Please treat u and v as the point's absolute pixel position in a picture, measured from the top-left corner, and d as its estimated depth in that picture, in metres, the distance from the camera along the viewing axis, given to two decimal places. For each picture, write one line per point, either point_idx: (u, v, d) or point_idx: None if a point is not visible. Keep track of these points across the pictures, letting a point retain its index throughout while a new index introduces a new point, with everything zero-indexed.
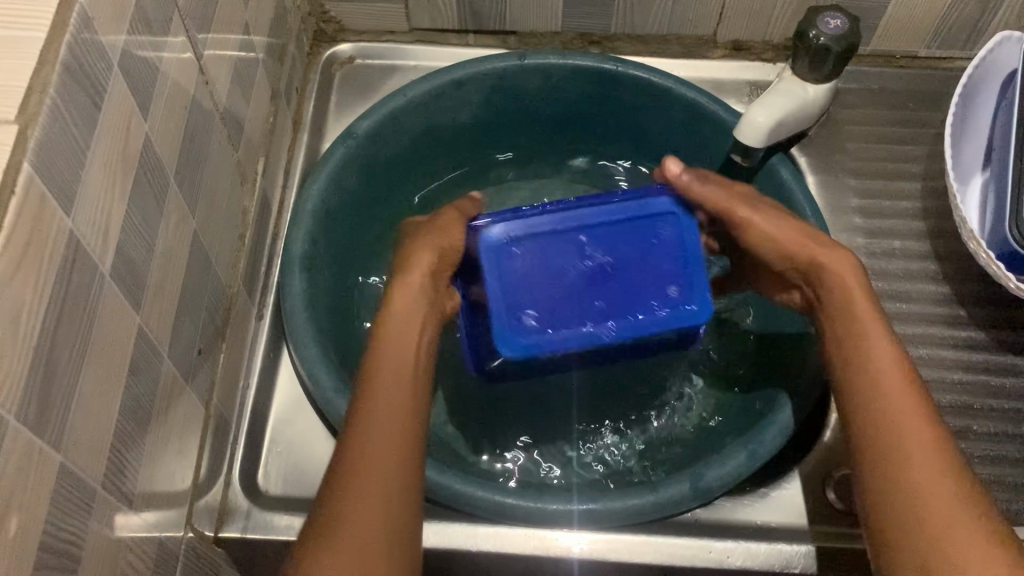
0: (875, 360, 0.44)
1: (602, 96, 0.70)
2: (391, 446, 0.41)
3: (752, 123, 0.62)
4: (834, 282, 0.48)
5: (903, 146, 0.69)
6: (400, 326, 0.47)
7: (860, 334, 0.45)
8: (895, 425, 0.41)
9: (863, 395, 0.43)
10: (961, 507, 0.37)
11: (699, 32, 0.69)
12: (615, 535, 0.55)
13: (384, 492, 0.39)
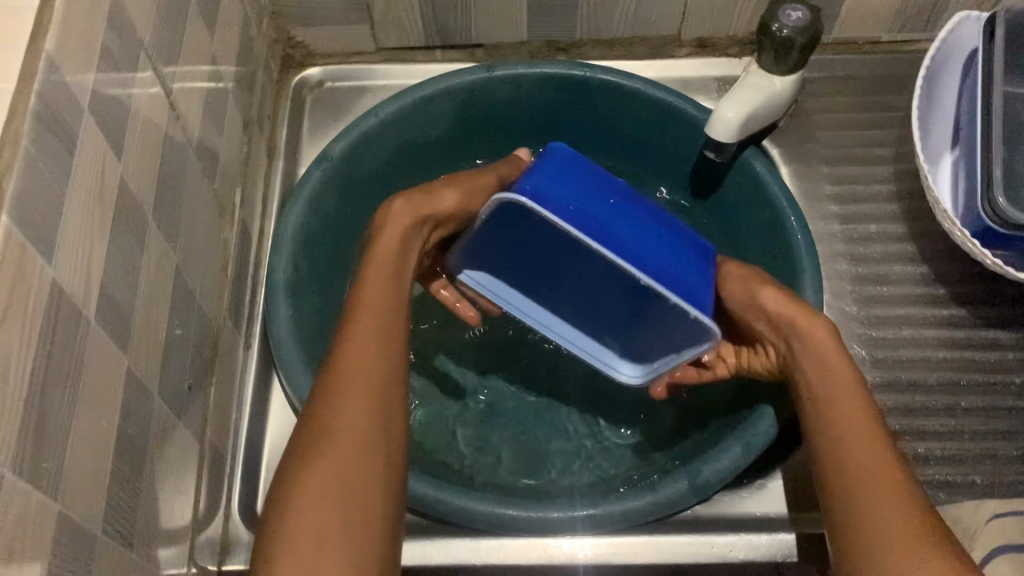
0: (855, 412, 0.45)
1: (573, 101, 0.70)
2: (370, 377, 0.42)
3: (722, 120, 0.63)
4: (813, 346, 0.49)
5: (873, 131, 0.69)
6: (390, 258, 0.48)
7: (830, 396, 0.46)
8: (876, 479, 0.41)
9: (835, 448, 0.44)
10: (928, 548, 0.38)
11: (664, 32, 0.70)
12: (618, 538, 0.55)
13: (363, 419, 0.41)
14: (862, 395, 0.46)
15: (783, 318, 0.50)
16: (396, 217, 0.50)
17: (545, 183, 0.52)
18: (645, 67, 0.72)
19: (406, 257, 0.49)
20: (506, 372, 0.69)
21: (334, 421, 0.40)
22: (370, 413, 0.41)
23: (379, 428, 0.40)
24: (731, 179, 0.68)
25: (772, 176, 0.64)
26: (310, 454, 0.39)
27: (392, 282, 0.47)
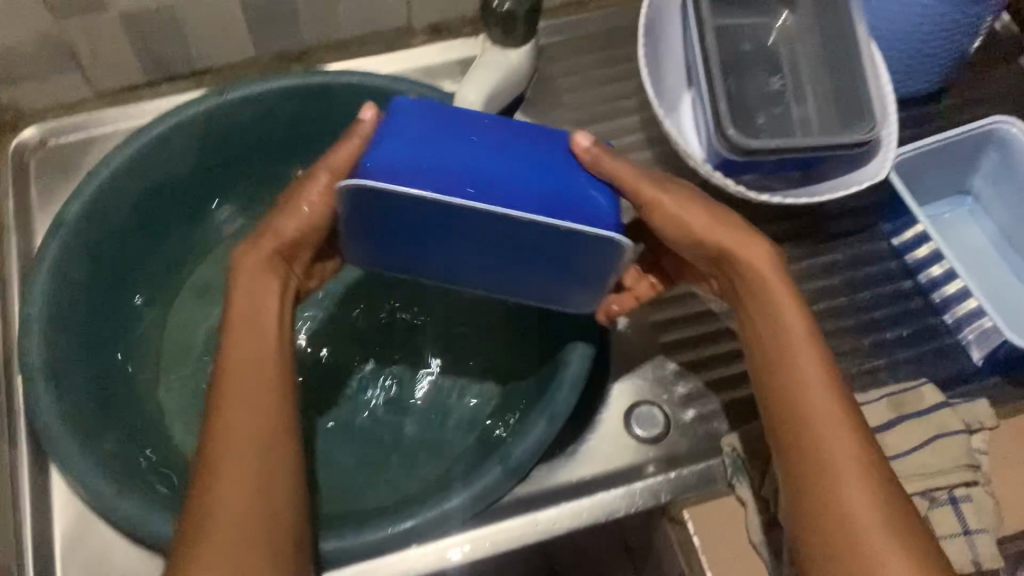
0: (803, 374, 0.43)
1: (320, 108, 0.68)
2: (246, 441, 0.41)
3: (464, 101, 0.62)
4: (760, 285, 0.46)
5: (616, 84, 0.71)
6: (248, 301, 0.45)
7: (785, 357, 0.44)
8: (824, 461, 0.41)
9: (796, 416, 0.43)
10: (900, 528, 0.39)
11: (394, 24, 0.69)
12: (466, 534, 0.56)
13: (246, 488, 0.40)
14: (816, 345, 0.44)
15: (714, 242, 0.47)
16: (242, 266, 0.46)
17: (386, 151, 0.41)
18: (383, 62, 0.71)
19: (260, 308, 0.45)
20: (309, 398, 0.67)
21: (220, 465, 0.41)
22: (250, 460, 0.41)
23: (266, 477, 0.41)
24: None
25: None
26: (199, 511, 0.40)
27: (250, 331, 0.44)
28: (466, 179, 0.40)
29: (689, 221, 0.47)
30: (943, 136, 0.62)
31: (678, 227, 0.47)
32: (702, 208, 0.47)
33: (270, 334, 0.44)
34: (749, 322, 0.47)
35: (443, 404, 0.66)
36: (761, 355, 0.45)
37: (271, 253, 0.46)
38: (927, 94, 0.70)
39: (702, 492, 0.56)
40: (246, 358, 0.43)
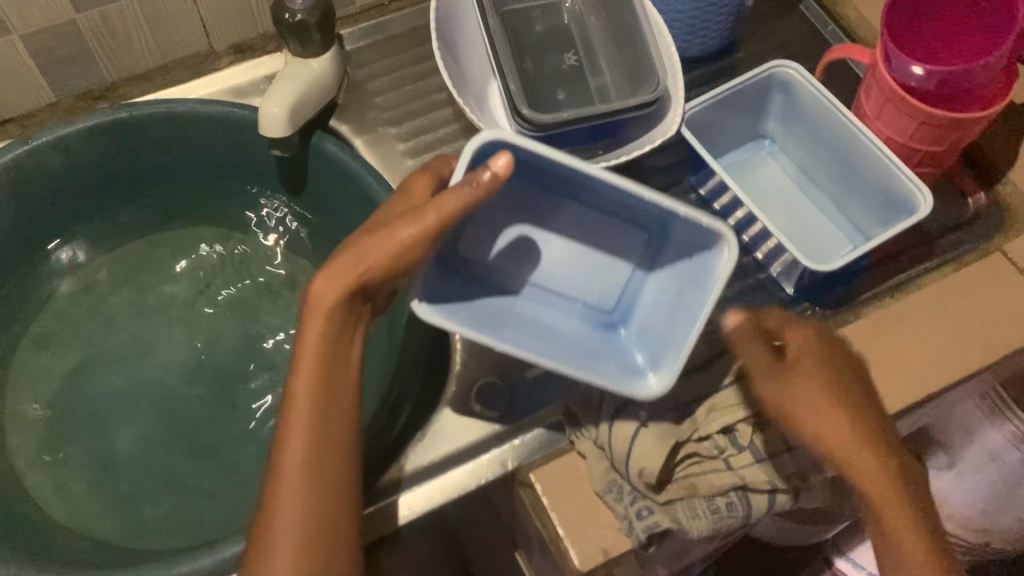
0: (867, 447, 0.49)
1: (134, 145, 0.68)
2: (314, 463, 0.47)
3: (268, 116, 0.63)
4: (796, 398, 0.50)
5: (427, 79, 0.73)
6: (319, 338, 0.47)
7: (892, 538, 0.50)
8: (889, 519, 0.49)
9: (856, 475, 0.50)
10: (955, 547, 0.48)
11: (195, 49, 0.70)
12: None
13: (303, 512, 0.46)
14: (861, 429, 0.49)
15: (833, 452, 0.49)
16: (319, 296, 0.46)
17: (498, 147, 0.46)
18: (192, 87, 0.72)
19: (338, 347, 0.48)
20: (164, 432, 0.67)
21: (282, 484, 0.47)
22: (306, 474, 0.47)
23: (322, 481, 0.47)
24: (311, 167, 0.69)
25: (343, 153, 0.66)
26: (263, 531, 0.47)
27: (334, 349, 0.47)
28: (564, 173, 0.51)
29: (835, 439, 0.49)
30: (726, 87, 0.66)
31: (824, 445, 0.50)
32: (845, 422, 0.49)
33: (342, 361, 0.48)
34: (804, 423, 0.50)
35: None
36: (812, 425, 0.50)
37: (329, 308, 0.46)
38: (718, 49, 0.74)
39: (546, 454, 0.59)
40: (310, 384, 0.47)
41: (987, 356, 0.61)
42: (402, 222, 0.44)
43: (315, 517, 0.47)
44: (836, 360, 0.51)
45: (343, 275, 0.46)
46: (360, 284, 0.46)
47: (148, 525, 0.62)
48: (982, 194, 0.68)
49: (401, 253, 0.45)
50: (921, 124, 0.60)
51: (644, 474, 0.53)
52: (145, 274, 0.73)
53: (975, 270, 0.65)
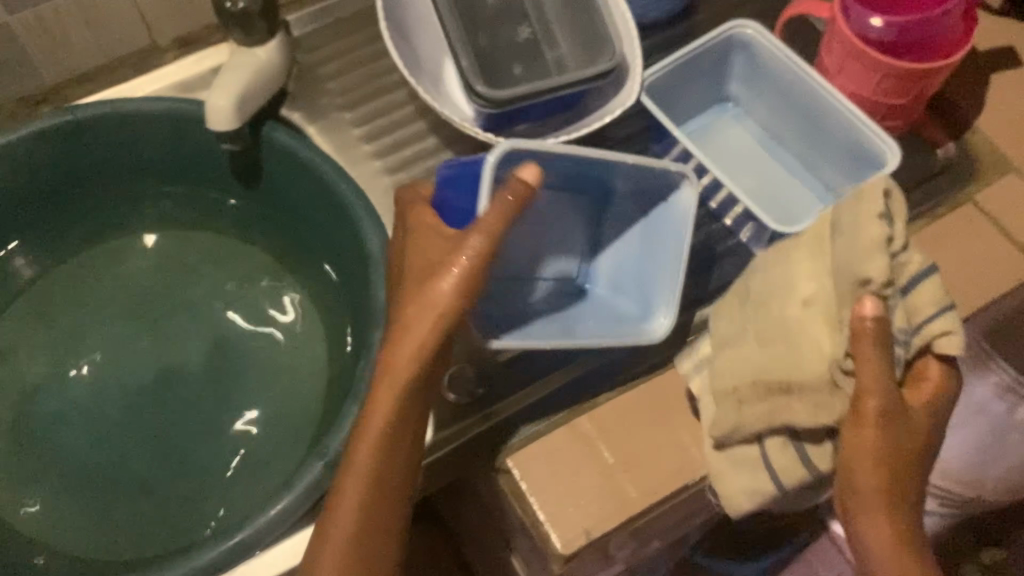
0: (890, 543, 0.45)
1: (80, 147, 0.65)
2: (382, 481, 0.48)
3: (216, 108, 0.61)
4: (852, 448, 0.45)
5: (379, 61, 0.72)
6: (404, 362, 0.46)
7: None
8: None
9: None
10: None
11: (137, 46, 0.68)
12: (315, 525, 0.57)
13: (368, 526, 0.48)
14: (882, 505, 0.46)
15: (884, 517, 0.45)
16: (405, 322, 0.46)
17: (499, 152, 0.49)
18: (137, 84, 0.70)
19: (421, 376, 0.48)
20: (136, 440, 0.65)
21: (346, 492, 0.47)
22: (363, 515, 0.47)
23: (382, 501, 0.48)
24: (264, 160, 0.67)
25: (296, 142, 0.64)
26: (321, 526, 0.48)
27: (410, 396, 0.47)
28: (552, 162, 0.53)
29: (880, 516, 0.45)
30: (684, 52, 0.64)
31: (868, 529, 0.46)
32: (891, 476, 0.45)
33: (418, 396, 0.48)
34: (857, 517, 0.47)
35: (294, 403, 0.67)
36: (863, 518, 0.46)
37: (409, 354, 0.46)
38: (675, 13, 0.73)
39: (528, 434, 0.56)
40: (383, 415, 0.47)
41: (963, 310, 0.60)
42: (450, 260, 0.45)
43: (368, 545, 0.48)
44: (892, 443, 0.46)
45: (415, 323, 0.46)
46: (444, 330, 0.46)
47: (125, 535, 0.61)
48: (951, 145, 0.66)
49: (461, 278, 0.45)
50: (884, 77, 0.59)
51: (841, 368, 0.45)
52: (105, 279, 0.71)
53: (946, 223, 0.63)
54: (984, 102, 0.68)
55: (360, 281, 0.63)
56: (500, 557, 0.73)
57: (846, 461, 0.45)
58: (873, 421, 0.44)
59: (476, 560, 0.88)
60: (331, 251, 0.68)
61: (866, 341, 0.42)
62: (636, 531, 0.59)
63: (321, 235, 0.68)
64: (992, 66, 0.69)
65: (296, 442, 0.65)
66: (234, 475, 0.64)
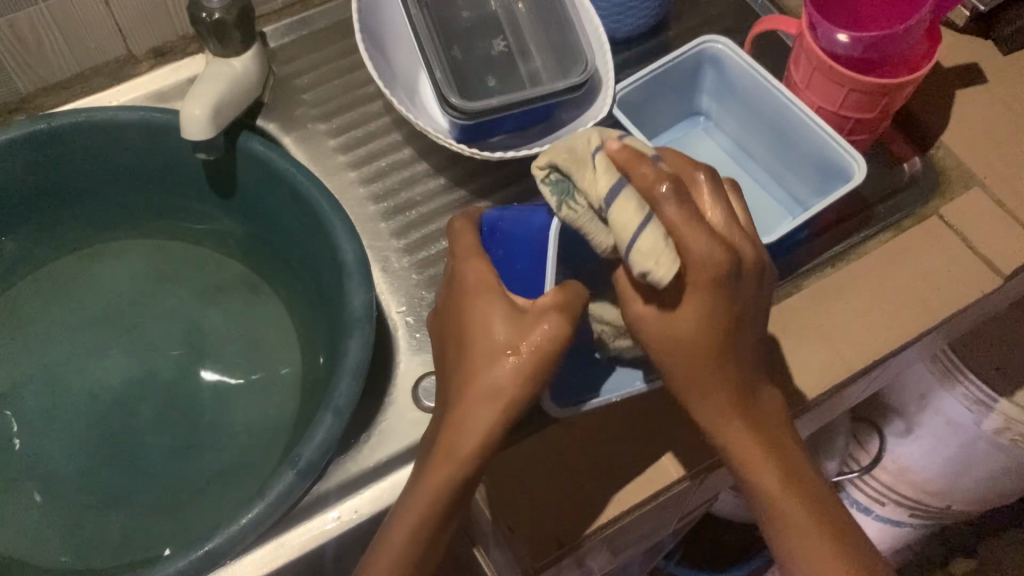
0: (734, 425, 0.47)
1: (52, 158, 0.64)
2: (418, 530, 0.45)
3: (190, 118, 0.61)
4: (658, 331, 0.45)
5: (354, 73, 0.72)
6: (478, 409, 0.43)
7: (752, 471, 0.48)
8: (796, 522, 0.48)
9: (760, 479, 0.48)
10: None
11: (112, 55, 0.68)
12: (291, 530, 0.57)
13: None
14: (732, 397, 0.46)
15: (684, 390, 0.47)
16: (488, 364, 0.43)
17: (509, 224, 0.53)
18: (112, 94, 0.70)
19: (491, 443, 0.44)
20: (107, 450, 0.65)
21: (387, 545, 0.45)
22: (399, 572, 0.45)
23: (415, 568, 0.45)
24: (239, 170, 0.67)
25: (270, 151, 0.64)
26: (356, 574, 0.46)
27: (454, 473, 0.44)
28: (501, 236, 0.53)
29: (697, 391, 0.46)
30: (655, 65, 0.65)
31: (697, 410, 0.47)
32: (693, 353, 0.45)
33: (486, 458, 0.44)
34: (692, 404, 0.47)
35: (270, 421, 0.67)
36: (703, 411, 0.47)
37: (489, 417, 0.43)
38: (648, 28, 0.74)
39: (509, 448, 0.55)
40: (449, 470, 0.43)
41: (930, 320, 0.61)
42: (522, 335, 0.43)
43: None
44: (705, 320, 0.43)
45: (476, 415, 0.43)
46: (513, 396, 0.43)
47: (95, 545, 0.60)
48: (917, 159, 0.69)
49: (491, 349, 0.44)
50: (851, 91, 0.60)
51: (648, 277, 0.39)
52: (78, 289, 0.71)
53: (914, 235, 0.65)
54: (949, 117, 0.69)
55: (336, 291, 0.63)
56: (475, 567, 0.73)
57: (660, 357, 0.46)
58: (696, 309, 0.43)
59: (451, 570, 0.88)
60: (304, 262, 0.68)
61: (680, 221, 0.40)
62: (609, 540, 0.59)
63: (296, 246, 0.68)
64: (956, 83, 0.70)
65: (269, 452, 0.65)
66: (207, 485, 0.64)
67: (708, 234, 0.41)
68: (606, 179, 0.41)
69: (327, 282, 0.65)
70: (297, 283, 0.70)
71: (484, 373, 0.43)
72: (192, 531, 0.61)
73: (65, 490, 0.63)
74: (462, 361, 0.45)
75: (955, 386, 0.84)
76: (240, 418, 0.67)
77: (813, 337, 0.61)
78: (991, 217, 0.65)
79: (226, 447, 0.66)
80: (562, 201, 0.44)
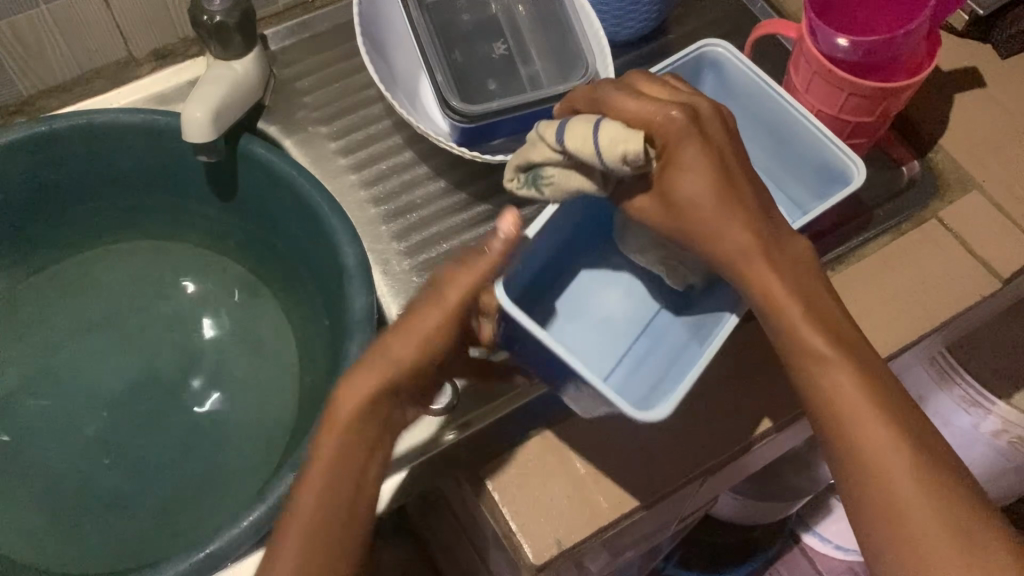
0: (764, 266, 0.47)
1: (52, 160, 0.64)
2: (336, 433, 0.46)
3: (192, 120, 0.61)
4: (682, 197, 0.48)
5: (355, 76, 0.72)
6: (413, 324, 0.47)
7: (793, 332, 0.47)
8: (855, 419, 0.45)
9: (818, 366, 0.46)
10: (949, 559, 0.42)
11: (114, 58, 0.68)
12: None
13: (329, 501, 0.45)
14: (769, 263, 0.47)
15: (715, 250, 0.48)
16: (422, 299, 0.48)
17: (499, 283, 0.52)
18: (113, 96, 0.70)
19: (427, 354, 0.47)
20: (107, 453, 0.65)
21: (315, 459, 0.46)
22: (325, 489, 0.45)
23: (350, 480, 0.46)
24: (240, 173, 0.67)
25: (271, 154, 0.64)
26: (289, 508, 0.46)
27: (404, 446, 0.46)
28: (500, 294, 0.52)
29: (727, 241, 0.48)
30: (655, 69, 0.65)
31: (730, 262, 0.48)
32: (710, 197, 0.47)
33: (421, 366, 0.48)
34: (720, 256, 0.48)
35: (271, 423, 0.67)
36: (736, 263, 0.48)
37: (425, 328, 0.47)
38: (648, 32, 0.74)
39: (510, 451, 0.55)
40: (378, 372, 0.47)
41: (928, 324, 0.61)
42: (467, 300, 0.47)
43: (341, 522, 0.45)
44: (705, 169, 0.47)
45: (413, 324, 0.47)
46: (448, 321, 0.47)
47: (95, 547, 0.60)
48: (916, 163, 0.69)
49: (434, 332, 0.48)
50: (850, 95, 0.60)
51: (628, 159, 0.44)
52: (78, 291, 0.71)
53: (913, 239, 0.65)
54: (948, 121, 0.69)
55: (337, 294, 0.63)
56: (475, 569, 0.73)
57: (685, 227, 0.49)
58: (699, 170, 0.47)
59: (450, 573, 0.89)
60: (305, 265, 0.68)
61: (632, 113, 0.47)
62: (609, 542, 0.59)
63: (296, 249, 0.68)
64: (955, 86, 0.71)
65: (269, 454, 0.65)
66: (207, 487, 0.64)
67: (638, 101, 0.47)
68: (554, 132, 0.47)
69: (329, 283, 0.65)
70: (298, 285, 0.70)
71: (423, 305, 0.48)
72: (193, 533, 0.61)
73: (66, 491, 0.63)
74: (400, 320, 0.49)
75: (954, 388, 0.85)
76: (241, 421, 0.67)
77: None
78: (990, 221, 0.65)
79: (227, 449, 0.66)
80: (539, 187, 0.50)
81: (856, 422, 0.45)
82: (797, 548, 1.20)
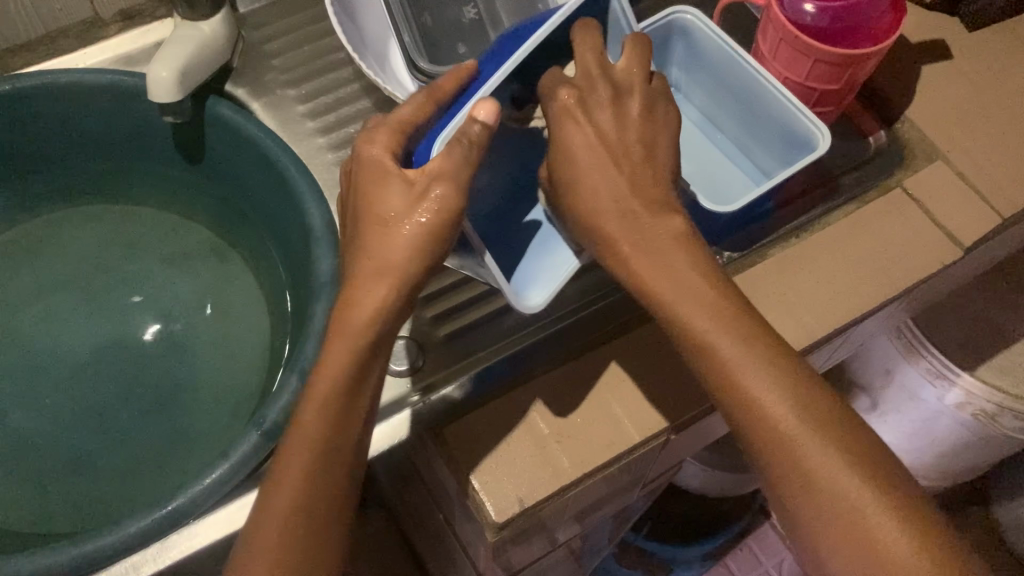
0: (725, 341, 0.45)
1: (18, 120, 0.63)
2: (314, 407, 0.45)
3: (157, 80, 0.60)
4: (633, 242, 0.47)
5: (325, 40, 0.72)
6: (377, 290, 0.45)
7: (754, 410, 0.44)
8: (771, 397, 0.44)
9: (774, 337, 0.46)
10: (904, 507, 0.42)
11: (80, 18, 0.67)
12: (248, 496, 0.56)
13: (293, 469, 0.44)
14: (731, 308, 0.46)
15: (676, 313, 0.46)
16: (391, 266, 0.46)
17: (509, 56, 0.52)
18: (80, 57, 0.69)
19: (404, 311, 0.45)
20: (75, 416, 0.65)
21: (297, 432, 0.45)
22: (306, 471, 0.45)
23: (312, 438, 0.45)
24: (208, 135, 0.66)
25: (239, 117, 0.64)
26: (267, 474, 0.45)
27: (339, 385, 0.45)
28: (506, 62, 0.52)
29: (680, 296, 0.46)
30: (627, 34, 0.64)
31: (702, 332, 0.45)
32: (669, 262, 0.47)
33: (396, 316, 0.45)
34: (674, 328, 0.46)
35: (244, 386, 0.67)
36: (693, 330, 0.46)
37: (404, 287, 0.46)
38: None
39: (475, 412, 0.55)
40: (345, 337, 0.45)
41: (891, 289, 0.62)
42: (428, 215, 0.45)
43: (309, 494, 0.45)
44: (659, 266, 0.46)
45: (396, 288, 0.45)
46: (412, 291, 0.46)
47: (56, 508, 0.60)
48: (881, 133, 0.69)
49: (372, 289, 0.46)
50: (816, 62, 0.60)
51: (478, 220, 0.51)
52: (46, 256, 0.71)
53: (877, 206, 0.65)
54: (914, 91, 0.70)
55: (305, 258, 0.63)
56: (445, 535, 0.74)
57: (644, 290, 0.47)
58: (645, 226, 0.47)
59: (421, 544, 0.89)
60: (273, 230, 0.68)
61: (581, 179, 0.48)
62: (573, 505, 0.59)
63: (265, 215, 0.68)
64: (923, 57, 0.71)
65: (237, 413, 0.65)
66: (171, 451, 0.63)
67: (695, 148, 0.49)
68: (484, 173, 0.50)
69: (297, 246, 0.65)
70: (268, 247, 0.70)
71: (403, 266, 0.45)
72: (153, 494, 0.61)
73: (30, 453, 0.62)
74: (381, 286, 0.46)
75: (919, 360, 0.85)
76: (205, 385, 0.67)
77: (770, 307, 0.60)
78: (952, 190, 0.66)
79: (189, 413, 0.66)
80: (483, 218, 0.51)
81: (810, 377, 0.45)
82: (768, 524, 1.22)
